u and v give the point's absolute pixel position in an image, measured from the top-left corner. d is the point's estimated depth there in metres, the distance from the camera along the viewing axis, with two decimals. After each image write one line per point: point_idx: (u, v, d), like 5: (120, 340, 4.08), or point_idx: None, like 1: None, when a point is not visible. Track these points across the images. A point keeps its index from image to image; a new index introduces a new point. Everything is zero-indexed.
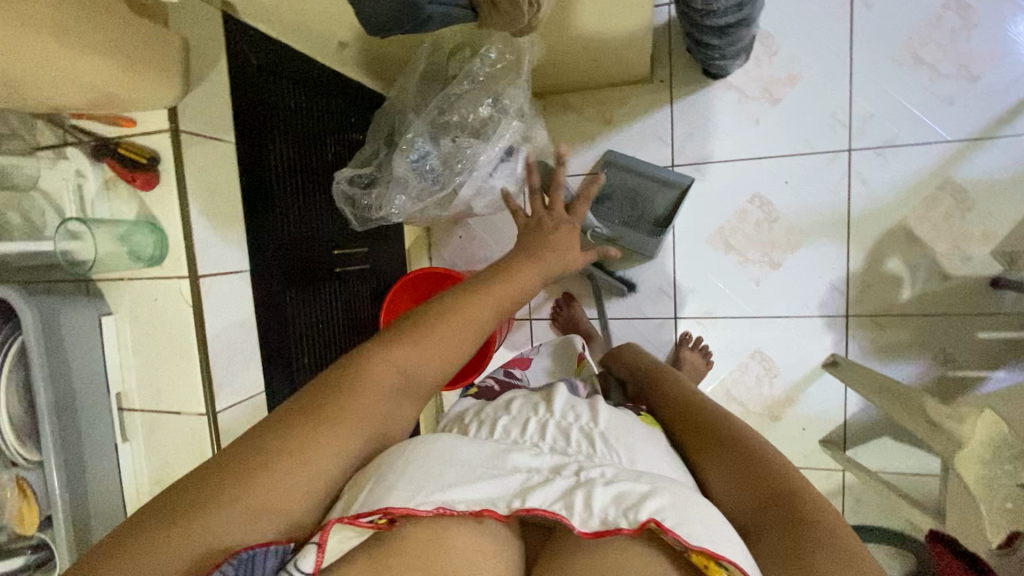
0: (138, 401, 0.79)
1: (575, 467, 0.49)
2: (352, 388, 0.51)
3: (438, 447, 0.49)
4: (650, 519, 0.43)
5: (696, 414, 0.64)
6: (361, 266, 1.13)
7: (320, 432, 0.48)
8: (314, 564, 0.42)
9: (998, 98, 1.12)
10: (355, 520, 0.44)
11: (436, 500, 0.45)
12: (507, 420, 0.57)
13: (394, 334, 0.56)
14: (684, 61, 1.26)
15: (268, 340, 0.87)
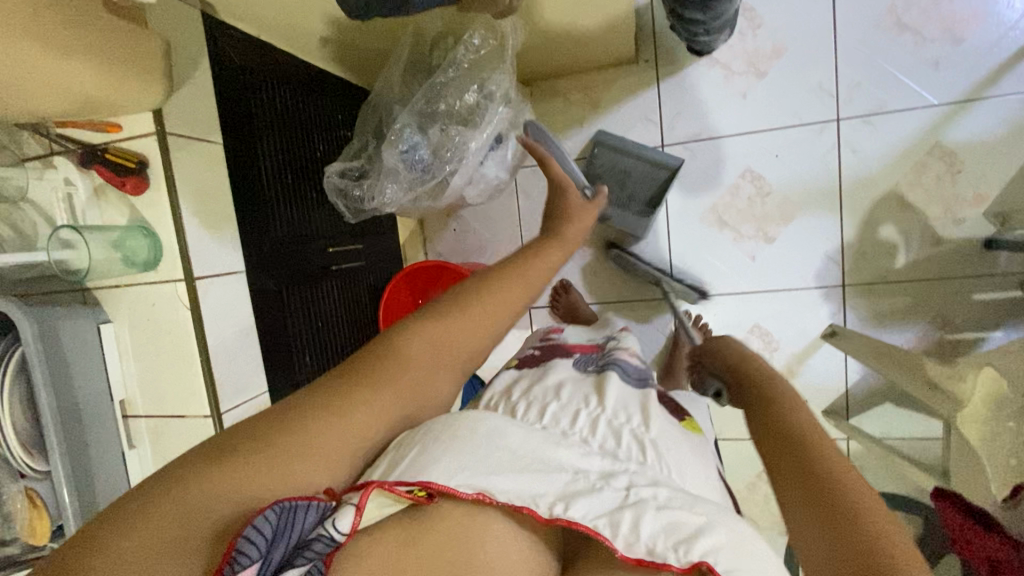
0: (142, 407, 0.80)
1: (626, 482, 0.48)
2: (388, 363, 0.52)
3: (488, 446, 0.49)
4: (702, 562, 0.41)
5: (802, 453, 0.44)
6: (356, 262, 1.13)
7: (348, 414, 0.48)
8: (353, 524, 0.41)
9: (983, 59, 1.12)
10: (393, 487, 0.44)
11: (478, 485, 0.45)
12: (553, 408, 0.58)
13: (426, 314, 0.56)
14: (668, 40, 1.26)
15: (269, 341, 0.87)
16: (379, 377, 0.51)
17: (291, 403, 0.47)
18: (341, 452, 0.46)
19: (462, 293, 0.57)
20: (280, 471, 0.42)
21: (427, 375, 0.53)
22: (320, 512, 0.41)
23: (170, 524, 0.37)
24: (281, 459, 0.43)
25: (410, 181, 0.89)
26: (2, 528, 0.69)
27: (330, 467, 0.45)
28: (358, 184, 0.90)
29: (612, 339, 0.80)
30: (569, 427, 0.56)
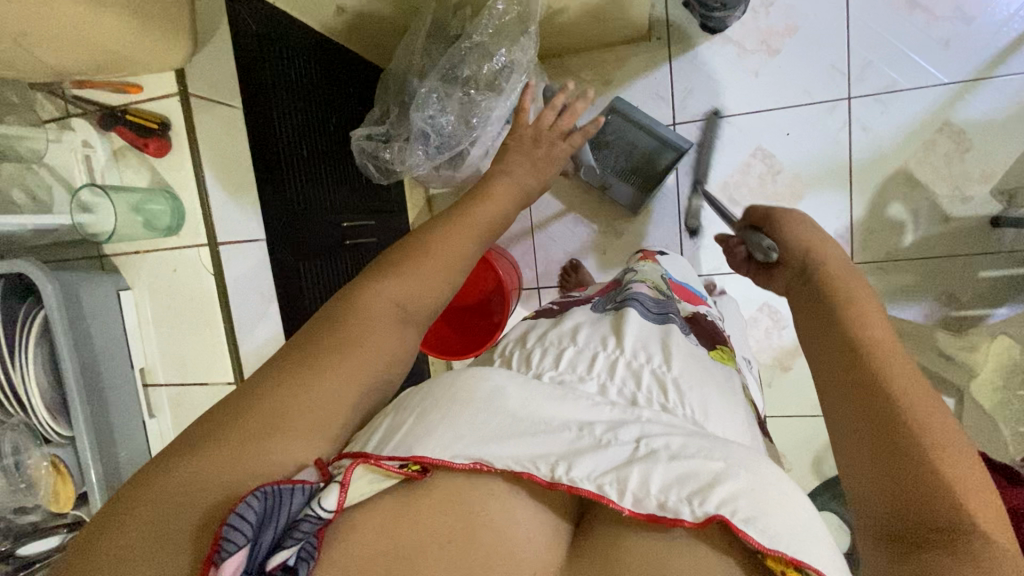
0: (163, 375, 0.79)
1: (636, 432, 0.43)
2: (350, 327, 0.47)
3: (488, 414, 0.44)
4: (718, 514, 0.38)
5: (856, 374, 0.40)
6: (369, 239, 1.11)
7: (315, 374, 0.44)
8: (337, 503, 0.38)
9: (993, 37, 1.13)
10: (381, 461, 0.41)
11: (473, 454, 0.42)
12: (570, 354, 0.57)
13: (386, 266, 0.52)
14: (681, 18, 1.26)
15: (291, 312, 0.86)
16: (341, 344, 0.46)
17: (245, 385, 0.44)
18: (315, 422, 0.42)
19: (408, 252, 0.53)
20: (251, 456, 0.39)
21: (397, 334, 0.49)
22: (305, 492, 0.38)
23: (145, 527, 0.35)
24: (246, 443, 0.40)
25: (443, 141, 0.88)
26: (25, 494, 0.68)
27: (310, 440, 0.42)
28: (387, 146, 0.90)
29: (630, 276, 0.79)
30: (589, 371, 0.54)
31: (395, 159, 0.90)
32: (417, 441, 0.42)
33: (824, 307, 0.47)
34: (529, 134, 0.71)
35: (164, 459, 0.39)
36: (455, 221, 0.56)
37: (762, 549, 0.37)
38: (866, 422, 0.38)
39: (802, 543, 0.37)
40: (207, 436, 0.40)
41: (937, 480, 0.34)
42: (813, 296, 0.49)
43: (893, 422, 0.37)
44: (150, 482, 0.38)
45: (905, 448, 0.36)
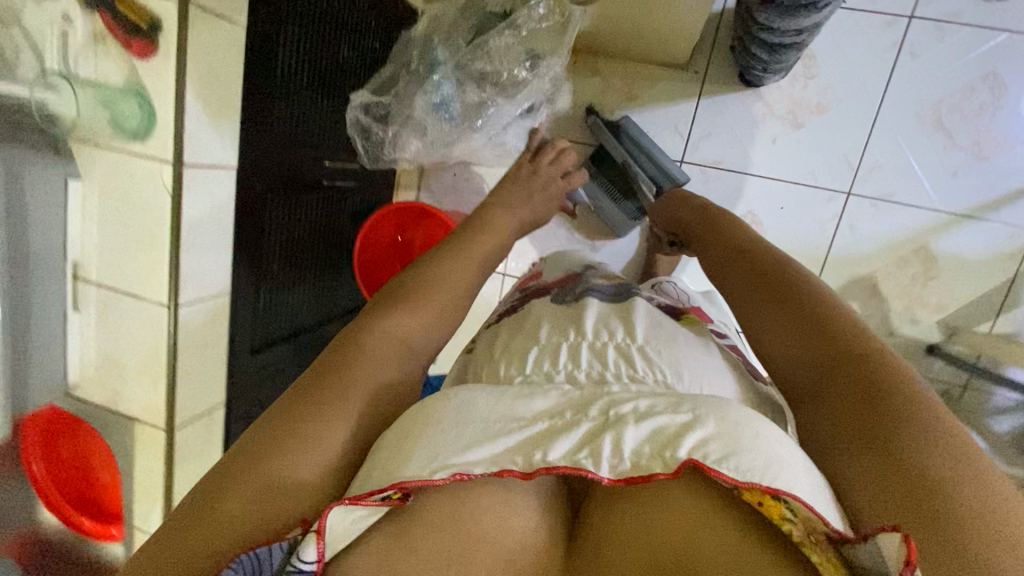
0: (95, 273, 0.79)
1: (604, 405, 0.43)
2: (354, 360, 0.46)
3: (455, 410, 0.42)
4: (690, 459, 0.38)
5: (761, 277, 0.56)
6: (349, 183, 1.08)
7: (319, 415, 0.42)
8: (319, 553, 0.35)
9: (1001, 181, 1.15)
10: (361, 499, 0.37)
11: (452, 466, 0.38)
12: (532, 356, 0.53)
13: (388, 302, 0.51)
14: (724, 59, 1.22)
15: (245, 243, 0.85)
16: (345, 376, 0.45)
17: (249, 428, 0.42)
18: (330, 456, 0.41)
19: (406, 292, 0.53)
20: (267, 497, 0.38)
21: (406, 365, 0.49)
22: (283, 548, 0.36)
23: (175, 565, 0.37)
24: (258, 484, 0.39)
25: (432, 137, 0.89)
26: None
27: (320, 478, 0.40)
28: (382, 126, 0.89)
29: (588, 268, 0.75)
30: (558, 362, 0.52)
31: (388, 145, 0.89)
32: (391, 469, 0.39)
33: (721, 238, 0.65)
34: (518, 170, 0.73)
35: (177, 522, 0.39)
36: (452, 256, 0.57)
37: (736, 484, 0.37)
38: (782, 315, 0.52)
39: (770, 472, 0.37)
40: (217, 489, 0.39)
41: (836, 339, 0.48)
42: (710, 240, 0.67)
43: (795, 307, 0.52)
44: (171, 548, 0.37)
45: (808, 316, 0.51)
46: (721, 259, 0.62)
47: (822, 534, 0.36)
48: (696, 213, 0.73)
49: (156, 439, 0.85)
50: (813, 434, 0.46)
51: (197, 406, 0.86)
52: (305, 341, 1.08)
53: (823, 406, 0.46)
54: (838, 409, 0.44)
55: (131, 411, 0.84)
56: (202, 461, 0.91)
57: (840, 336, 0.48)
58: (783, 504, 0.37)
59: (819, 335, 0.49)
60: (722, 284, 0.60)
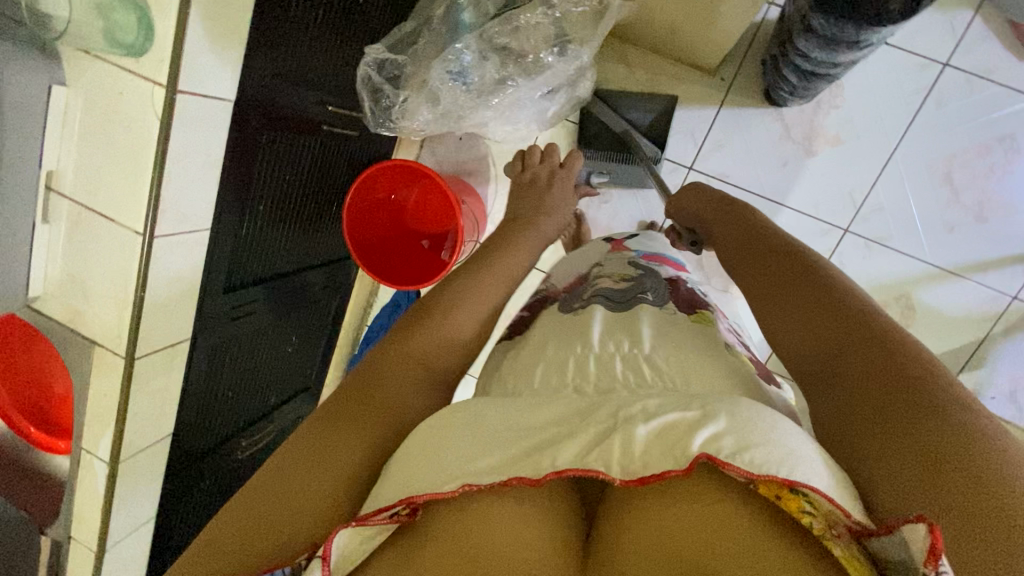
0: (70, 187, 0.75)
1: (613, 408, 0.43)
2: (371, 383, 0.50)
3: (466, 428, 0.43)
4: (703, 454, 0.37)
5: (774, 262, 0.56)
6: (351, 132, 1.05)
7: (342, 438, 0.46)
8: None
9: (993, 245, 1.16)
10: (367, 520, 0.39)
11: (458, 479, 0.39)
12: (537, 374, 0.53)
13: (408, 326, 0.54)
14: (752, 72, 1.17)
15: (233, 176, 0.84)
16: (363, 399, 0.48)
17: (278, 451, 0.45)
18: (339, 477, 0.44)
19: (423, 314, 0.55)
20: (278, 512, 0.41)
21: (420, 391, 0.51)
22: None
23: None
24: (271, 499, 0.42)
25: (444, 108, 0.85)
26: None
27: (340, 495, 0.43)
28: (393, 90, 0.84)
29: (593, 272, 0.71)
30: (565, 374, 0.51)
31: (397, 111, 0.85)
32: (402, 487, 0.40)
33: (739, 222, 0.65)
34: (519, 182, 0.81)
35: (200, 537, 0.42)
36: (467, 276, 0.59)
37: (752, 477, 0.36)
38: (796, 301, 0.52)
39: (785, 465, 0.37)
40: (237, 504, 0.43)
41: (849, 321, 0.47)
42: (727, 229, 0.66)
43: (810, 290, 0.51)
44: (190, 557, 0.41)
45: (823, 299, 0.50)
46: (738, 246, 0.62)
47: (843, 527, 0.36)
48: (704, 200, 0.72)
49: (115, 366, 0.83)
50: (827, 419, 0.45)
51: (162, 339, 0.85)
52: (284, 285, 1.07)
53: (835, 389, 0.46)
54: (851, 393, 0.44)
55: (92, 333, 0.82)
56: (159, 393, 0.90)
57: (853, 317, 0.47)
58: (801, 497, 0.36)
59: (833, 318, 0.48)
60: (738, 273, 0.60)
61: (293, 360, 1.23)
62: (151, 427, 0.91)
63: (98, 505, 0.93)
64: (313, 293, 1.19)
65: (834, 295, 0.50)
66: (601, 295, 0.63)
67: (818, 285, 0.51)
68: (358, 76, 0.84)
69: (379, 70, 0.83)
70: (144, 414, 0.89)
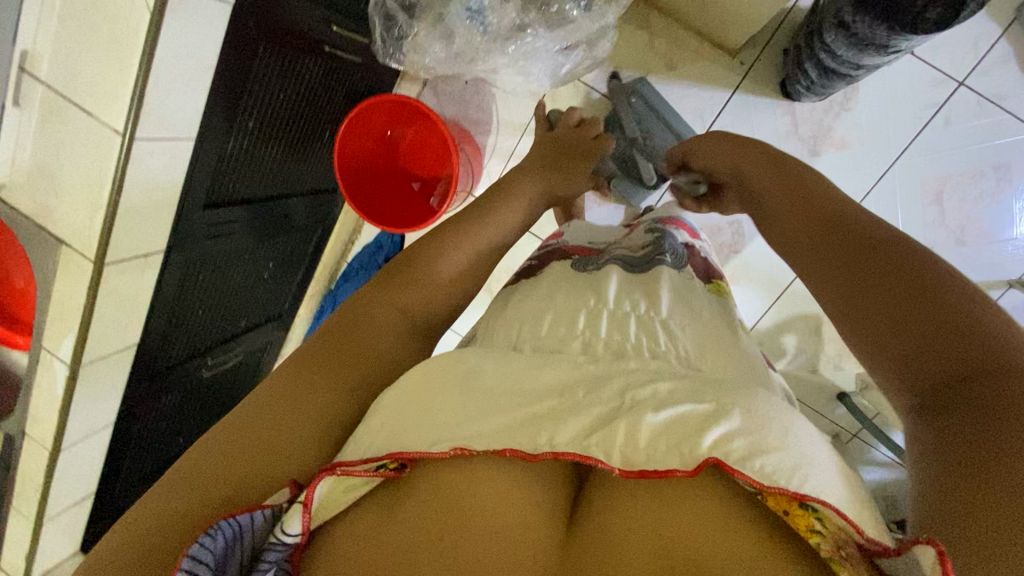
0: (46, 73, 0.70)
1: (621, 386, 0.42)
2: (352, 327, 0.50)
3: (464, 392, 0.42)
4: (710, 458, 0.37)
5: (874, 253, 0.46)
6: (352, 58, 0.99)
7: (317, 379, 0.46)
8: (302, 525, 0.37)
9: (965, 269, 1.20)
10: (352, 469, 0.39)
11: (453, 442, 0.39)
12: (547, 319, 0.52)
13: (385, 276, 0.55)
14: (772, 59, 1.14)
15: (223, 83, 0.80)
16: (342, 343, 0.49)
17: (253, 392, 0.46)
18: (320, 415, 0.45)
19: (403, 267, 0.55)
20: (267, 444, 0.42)
21: (402, 338, 0.52)
22: (269, 518, 0.39)
23: (172, 505, 0.39)
24: (258, 432, 0.42)
25: (457, 48, 0.82)
26: None
27: (314, 433, 0.44)
28: (406, 21, 0.81)
29: (610, 244, 0.69)
30: (575, 325, 0.50)
31: (408, 43, 0.83)
32: (390, 440, 0.40)
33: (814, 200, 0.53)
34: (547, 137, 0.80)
35: (176, 468, 0.42)
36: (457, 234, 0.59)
37: (759, 488, 0.35)
38: (902, 308, 0.42)
39: (796, 476, 0.36)
40: (219, 440, 0.42)
41: (969, 344, 0.39)
42: (796, 205, 0.54)
43: (920, 302, 0.41)
44: (167, 488, 0.40)
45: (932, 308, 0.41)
46: (802, 232, 0.52)
47: (852, 546, 0.35)
48: (751, 155, 0.62)
49: (81, 268, 0.80)
50: (923, 449, 0.39)
51: (135, 248, 0.82)
52: (265, 210, 1.04)
53: (944, 420, 0.38)
54: (960, 433, 0.37)
55: (60, 232, 0.79)
56: (126, 302, 0.87)
57: (971, 341, 0.39)
58: (810, 513, 0.35)
59: (947, 336, 0.39)
60: (811, 264, 0.50)
61: (267, 287, 1.21)
62: (116, 334, 0.90)
63: (55, 407, 0.92)
64: (294, 222, 1.15)
65: (953, 307, 0.40)
66: (617, 260, 0.62)
67: (932, 290, 0.41)
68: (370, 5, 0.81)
69: None
70: (109, 322, 0.87)
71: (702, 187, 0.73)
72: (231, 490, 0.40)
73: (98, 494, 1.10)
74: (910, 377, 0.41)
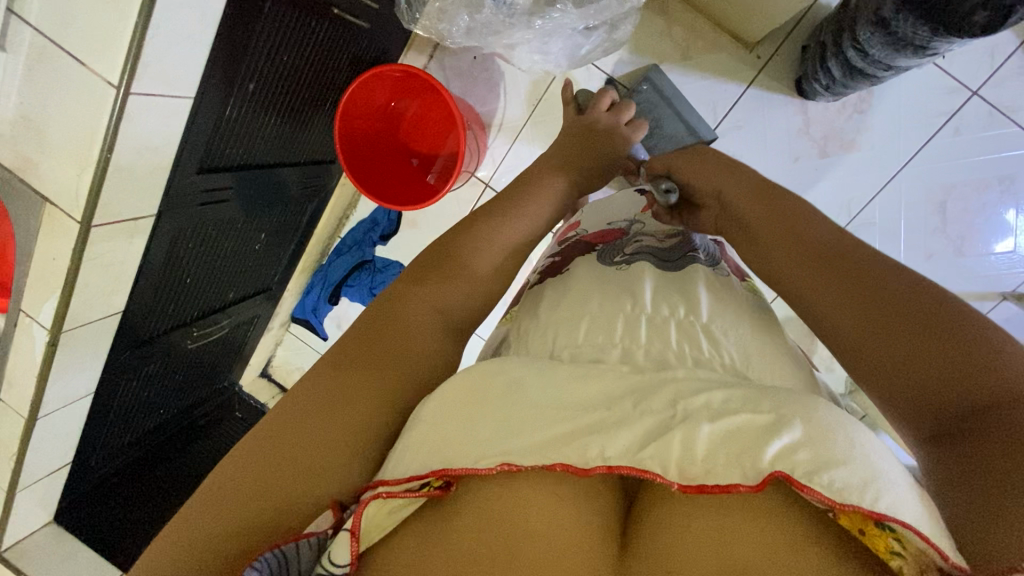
0: (34, 16, 0.65)
1: (672, 396, 0.41)
2: (388, 328, 0.50)
3: (508, 397, 0.42)
4: (778, 471, 0.36)
5: (867, 278, 0.46)
6: (363, 25, 0.95)
7: (359, 384, 0.46)
8: (351, 554, 0.37)
9: (960, 279, 1.20)
10: (396, 493, 0.38)
11: (500, 456, 0.38)
12: (583, 327, 0.51)
13: (416, 276, 0.55)
14: (789, 55, 1.12)
15: (225, 41, 0.77)
16: (380, 341, 0.49)
17: (287, 399, 0.45)
18: (364, 422, 0.44)
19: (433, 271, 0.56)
20: (303, 456, 0.41)
21: (436, 341, 0.52)
22: (314, 547, 0.39)
23: (215, 521, 0.39)
24: (298, 444, 0.42)
25: (484, 18, 0.79)
26: None
27: (358, 445, 0.43)
28: None
29: (632, 222, 0.68)
30: (613, 334, 0.50)
31: (430, 11, 0.80)
32: (438, 454, 0.39)
33: (791, 219, 0.54)
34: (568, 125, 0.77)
35: (213, 482, 0.41)
36: (486, 231, 0.58)
37: (833, 505, 0.34)
38: (902, 333, 0.43)
39: (868, 493, 0.35)
40: (258, 451, 0.42)
41: (988, 373, 0.39)
42: (772, 219, 0.55)
43: (921, 326, 0.42)
44: (205, 504, 0.40)
45: (932, 329, 0.42)
46: (791, 248, 0.52)
47: (933, 566, 0.34)
48: (733, 182, 0.61)
49: (68, 230, 0.76)
50: (945, 479, 0.40)
51: (125, 210, 0.78)
52: (258, 177, 0.99)
53: (968, 451, 0.39)
54: (985, 466, 0.37)
55: (45, 189, 0.74)
56: (114, 267, 0.83)
57: (978, 363, 0.39)
58: (888, 533, 0.34)
59: (955, 359, 0.40)
60: (804, 280, 0.50)
61: (257, 259, 1.16)
62: (102, 301, 0.85)
63: (32, 373, 0.87)
64: (288, 192, 1.10)
65: (971, 336, 0.41)
66: (647, 252, 0.61)
67: (942, 319, 0.42)
68: None
69: None
70: (95, 287, 0.82)
71: (671, 196, 0.66)
72: (278, 506, 0.40)
73: (75, 464, 1.05)
74: (930, 409, 0.41)
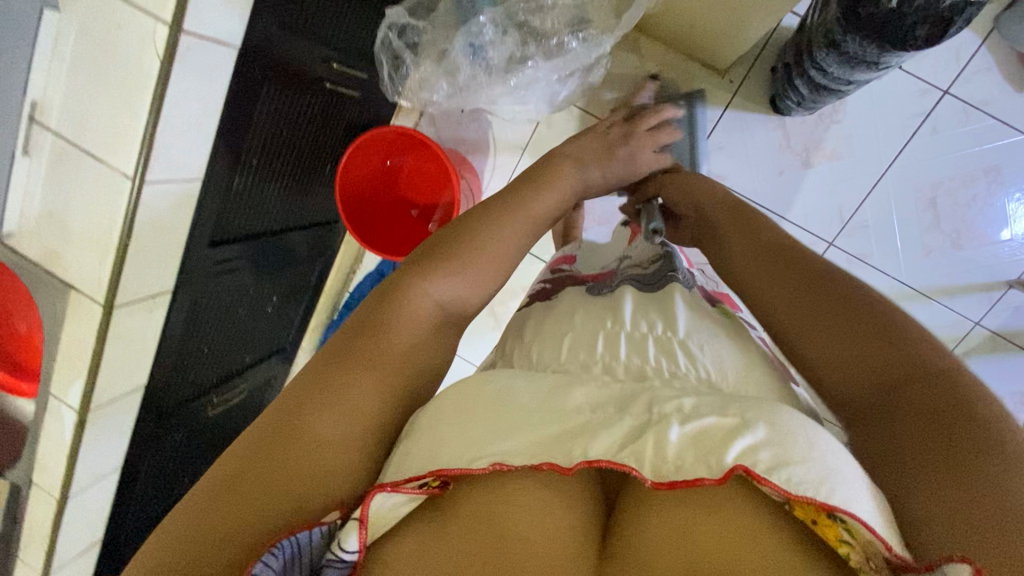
0: (55, 120, 0.71)
1: (647, 402, 0.44)
2: (375, 337, 0.49)
3: (493, 405, 0.45)
4: (738, 466, 0.38)
5: (806, 282, 0.54)
6: (355, 94, 1.02)
7: (348, 400, 0.46)
8: (359, 543, 0.39)
9: (965, 272, 1.20)
10: (400, 486, 0.41)
11: (492, 458, 0.41)
12: (565, 344, 0.54)
13: (401, 275, 0.54)
14: (762, 78, 1.16)
15: (228, 130, 0.84)
16: (365, 354, 0.48)
17: (275, 412, 0.45)
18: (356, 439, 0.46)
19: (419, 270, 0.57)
20: (298, 464, 0.43)
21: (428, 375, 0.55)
22: (325, 535, 0.41)
23: (208, 533, 0.40)
24: (290, 462, 0.43)
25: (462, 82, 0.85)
26: None
27: (351, 465, 0.45)
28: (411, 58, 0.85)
29: (621, 260, 0.70)
30: (594, 351, 0.52)
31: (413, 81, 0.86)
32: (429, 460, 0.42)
33: (745, 232, 0.63)
34: None
35: (204, 492, 0.42)
36: None
37: (788, 497, 0.37)
38: (835, 327, 0.50)
39: (824, 488, 0.37)
40: (249, 467, 0.43)
41: (897, 352, 0.47)
42: (734, 229, 0.64)
43: (851, 319, 0.50)
44: (202, 509, 0.41)
45: (862, 323, 0.49)
46: (747, 257, 0.60)
47: (881, 558, 0.37)
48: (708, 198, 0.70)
49: (90, 311, 0.80)
50: (875, 451, 0.46)
51: (142, 287, 0.82)
52: (268, 245, 1.05)
53: (890, 423, 0.45)
54: (898, 432, 0.44)
55: (69, 277, 0.79)
56: (136, 342, 0.87)
57: (896, 349, 0.47)
58: (838, 523, 0.37)
59: (877, 346, 0.48)
60: (759, 287, 0.58)
61: (270, 322, 1.20)
62: (126, 375, 0.89)
63: (59, 451, 0.90)
64: (296, 255, 1.15)
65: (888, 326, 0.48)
66: (629, 281, 0.63)
67: (859, 310, 0.50)
68: (378, 44, 0.86)
69: (400, 35, 0.85)
70: (119, 364, 0.86)
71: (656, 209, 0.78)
72: (273, 519, 0.41)
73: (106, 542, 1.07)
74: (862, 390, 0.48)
